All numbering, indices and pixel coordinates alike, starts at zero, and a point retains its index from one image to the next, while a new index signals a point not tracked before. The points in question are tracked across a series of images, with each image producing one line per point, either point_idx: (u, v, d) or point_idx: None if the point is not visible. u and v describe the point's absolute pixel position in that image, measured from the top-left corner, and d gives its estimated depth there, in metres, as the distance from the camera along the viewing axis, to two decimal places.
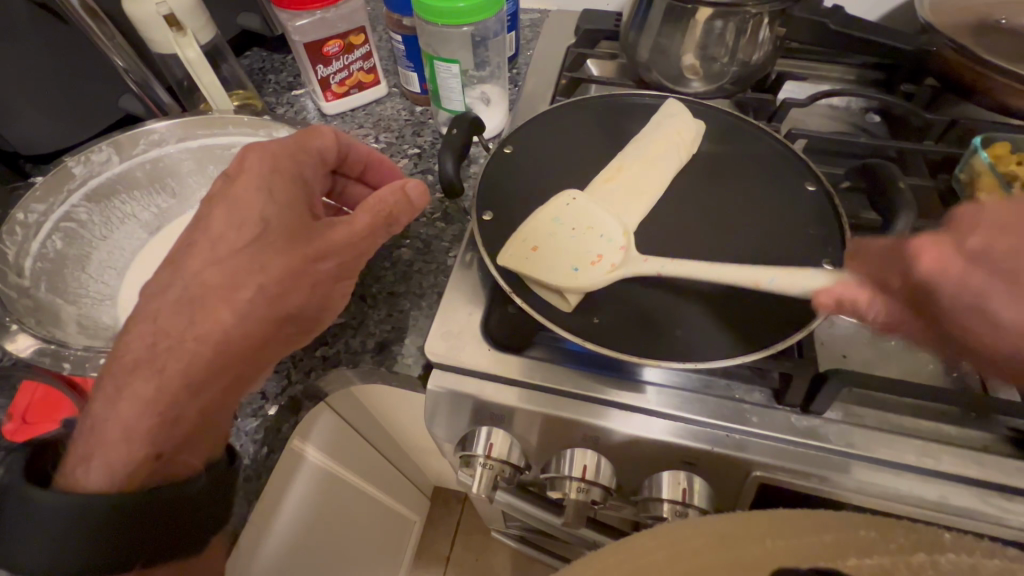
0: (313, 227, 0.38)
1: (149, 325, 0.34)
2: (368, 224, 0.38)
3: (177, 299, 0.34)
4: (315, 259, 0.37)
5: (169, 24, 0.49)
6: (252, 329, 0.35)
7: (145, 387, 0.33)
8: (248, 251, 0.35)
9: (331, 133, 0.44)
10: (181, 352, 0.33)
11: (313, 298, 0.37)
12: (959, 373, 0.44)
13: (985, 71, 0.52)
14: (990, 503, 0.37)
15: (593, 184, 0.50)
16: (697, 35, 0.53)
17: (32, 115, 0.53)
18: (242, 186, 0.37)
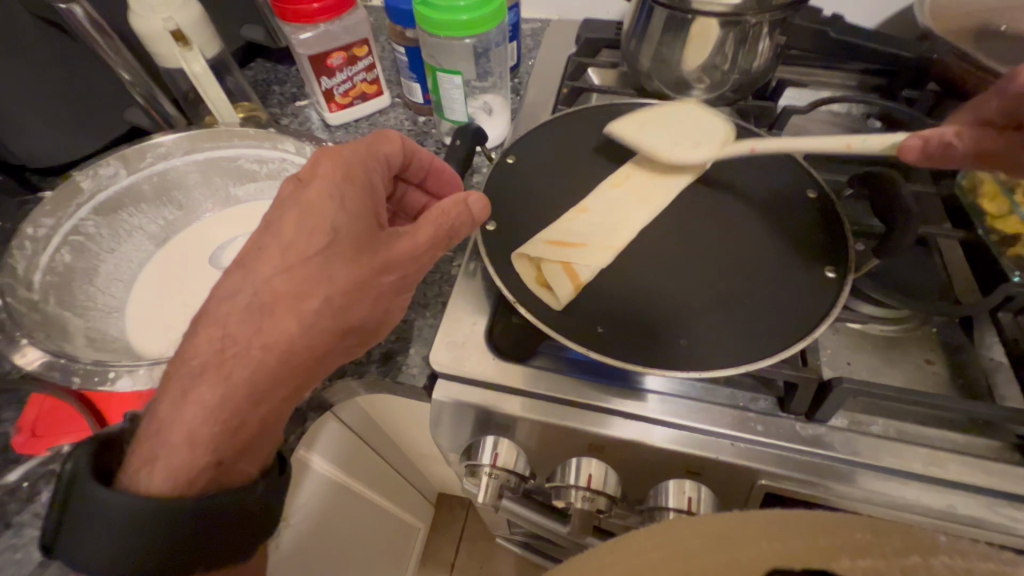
0: (380, 237, 0.37)
1: (218, 329, 0.34)
2: (431, 235, 0.38)
3: (245, 305, 0.34)
4: (381, 271, 0.36)
5: (176, 39, 0.49)
6: (316, 341, 0.34)
7: (213, 392, 0.33)
8: (316, 260, 0.34)
9: (399, 139, 0.44)
10: (251, 359, 0.33)
11: (374, 311, 0.37)
12: (965, 380, 0.44)
13: (985, 77, 0.52)
14: (1000, 512, 0.37)
15: (684, 137, 0.52)
16: (698, 44, 0.54)
17: (40, 130, 0.54)
18: (314, 189, 0.36)
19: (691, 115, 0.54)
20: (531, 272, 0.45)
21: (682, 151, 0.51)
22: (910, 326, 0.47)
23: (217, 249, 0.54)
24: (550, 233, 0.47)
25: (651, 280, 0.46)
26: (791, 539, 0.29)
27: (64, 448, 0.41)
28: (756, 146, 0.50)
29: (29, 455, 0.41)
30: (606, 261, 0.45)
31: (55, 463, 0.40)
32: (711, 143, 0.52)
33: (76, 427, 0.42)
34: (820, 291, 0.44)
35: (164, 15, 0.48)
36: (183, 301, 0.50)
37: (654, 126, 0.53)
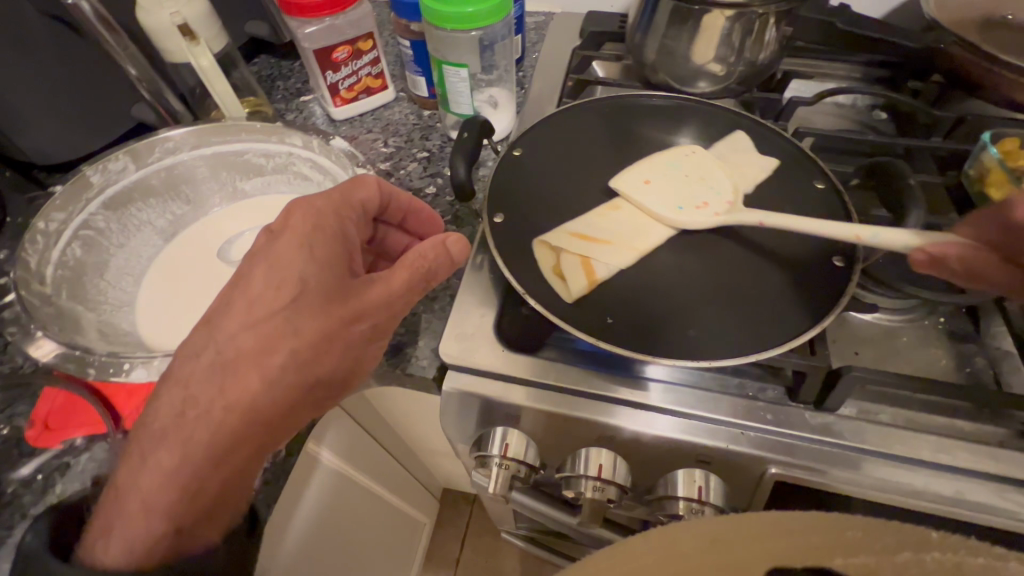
0: (348, 287, 0.37)
1: (183, 385, 0.35)
2: (406, 280, 0.38)
3: (211, 364, 0.35)
4: (351, 320, 0.37)
5: (184, 33, 0.49)
6: (281, 395, 0.35)
7: (173, 453, 0.33)
8: (280, 315, 0.35)
9: (374, 183, 0.44)
10: (213, 419, 0.34)
11: (343, 364, 0.37)
12: (972, 369, 0.44)
13: (992, 67, 0.53)
14: (1008, 498, 0.37)
15: (691, 195, 0.49)
16: (704, 35, 0.54)
17: (46, 125, 0.54)
18: (283, 244, 0.38)
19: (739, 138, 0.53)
20: (550, 259, 0.46)
21: (685, 215, 0.48)
22: (917, 316, 0.47)
23: (225, 244, 0.53)
24: (576, 225, 0.48)
25: (658, 272, 0.46)
26: (791, 539, 0.31)
27: (79, 442, 0.41)
28: (766, 219, 0.46)
29: (44, 447, 0.41)
30: (624, 263, 0.45)
31: (70, 457, 0.41)
32: (718, 202, 0.49)
33: (91, 419, 0.42)
34: (827, 281, 0.44)
35: (170, 9, 0.48)
36: (194, 298, 0.50)
37: (659, 175, 0.51)
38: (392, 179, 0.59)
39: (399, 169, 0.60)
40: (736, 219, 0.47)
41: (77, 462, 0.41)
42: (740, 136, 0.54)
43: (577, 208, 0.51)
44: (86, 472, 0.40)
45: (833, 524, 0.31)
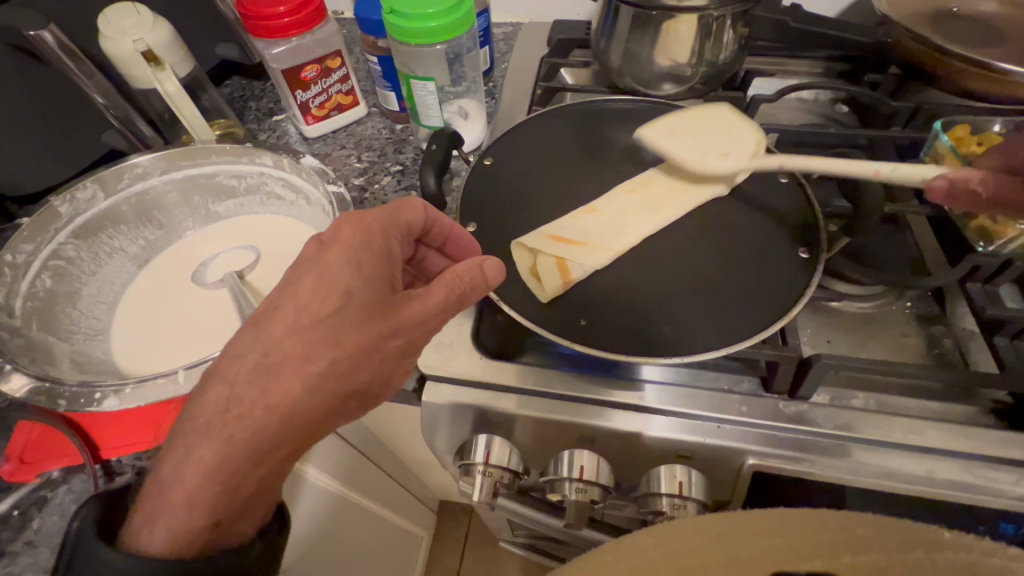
0: (390, 301, 0.35)
1: (225, 385, 0.33)
2: (443, 300, 0.35)
3: (260, 365, 0.33)
4: (389, 335, 0.34)
5: (148, 59, 0.50)
6: (320, 403, 0.33)
7: (218, 443, 0.32)
8: (325, 324, 0.33)
9: (422, 204, 0.41)
10: (255, 419, 0.32)
11: (380, 375, 0.35)
12: (940, 349, 0.45)
13: (943, 57, 0.54)
14: (979, 474, 0.38)
15: (713, 145, 0.52)
16: (665, 39, 0.55)
17: (13, 156, 0.54)
18: (332, 254, 0.35)
19: (727, 119, 0.53)
20: (527, 260, 0.46)
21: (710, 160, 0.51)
22: (885, 302, 0.48)
23: (201, 267, 0.53)
24: (553, 228, 0.48)
25: (632, 273, 0.47)
26: (794, 536, 0.33)
27: (56, 474, 0.41)
28: (786, 161, 0.48)
29: (21, 481, 0.41)
30: (599, 262, 0.46)
31: (48, 489, 0.41)
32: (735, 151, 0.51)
33: (67, 451, 0.41)
34: (794, 271, 0.45)
35: (133, 36, 0.48)
36: (170, 325, 0.49)
37: (685, 126, 0.53)
38: (367, 194, 0.59)
39: (373, 183, 0.60)
40: (760, 163, 0.49)
41: (54, 495, 0.40)
42: (722, 139, 0.54)
43: (549, 214, 0.52)
44: (64, 504, 0.40)
45: (843, 520, 0.33)
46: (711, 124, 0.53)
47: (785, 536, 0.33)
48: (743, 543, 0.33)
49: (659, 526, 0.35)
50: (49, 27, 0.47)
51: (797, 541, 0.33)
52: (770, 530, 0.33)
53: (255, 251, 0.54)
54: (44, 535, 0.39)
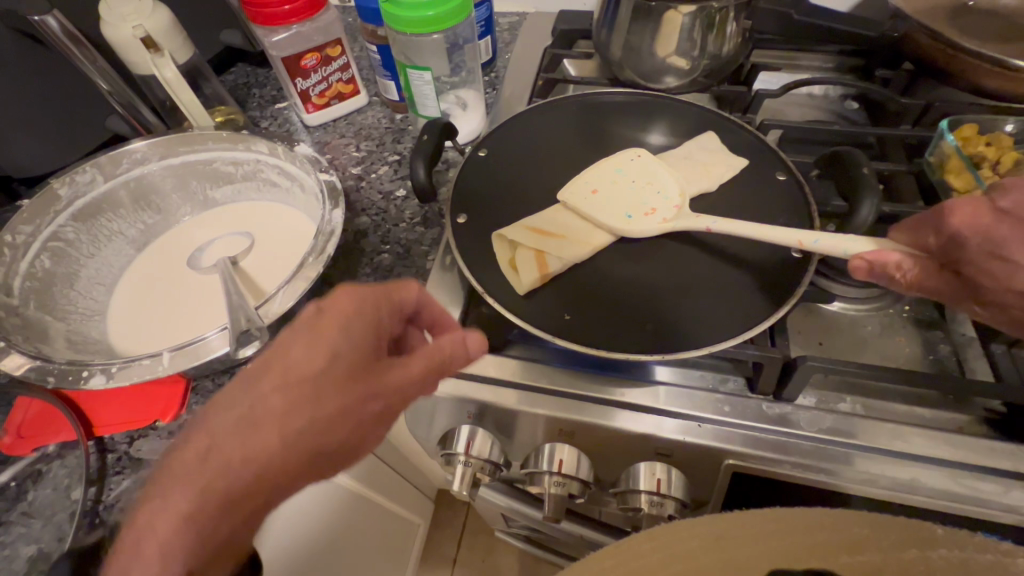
0: (376, 367, 0.33)
1: (198, 443, 0.29)
2: (423, 372, 0.34)
3: (238, 421, 0.30)
4: (370, 400, 0.32)
5: (146, 45, 0.49)
6: (292, 464, 0.30)
7: (180, 509, 0.28)
8: (308, 384, 0.30)
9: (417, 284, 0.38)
10: (225, 481, 0.29)
11: (355, 441, 0.32)
12: (936, 355, 0.44)
13: (956, 53, 0.52)
14: (966, 484, 0.37)
15: (638, 202, 0.50)
16: (665, 30, 0.54)
17: (18, 139, 0.55)
18: (322, 319, 0.32)
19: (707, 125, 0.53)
20: (507, 252, 0.47)
21: (637, 222, 0.48)
22: (883, 306, 0.47)
23: (196, 253, 0.54)
24: (533, 220, 0.48)
25: (620, 269, 0.46)
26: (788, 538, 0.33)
27: (51, 449, 0.43)
28: (712, 224, 0.46)
29: (19, 455, 0.42)
30: (578, 256, 0.46)
31: (43, 463, 0.42)
32: (666, 206, 0.49)
33: (62, 427, 0.43)
34: (786, 271, 0.44)
35: (132, 23, 0.49)
36: (164, 309, 0.50)
37: (609, 184, 0.51)
38: (364, 183, 0.59)
39: (370, 172, 0.60)
40: (686, 224, 0.47)
41: (48, 469, 0.42)
42: (710, 134, 0.54)
43: (542, 207, 0.51)
44: (57, 478, 0.41)
45: (841, 521, 0.33)
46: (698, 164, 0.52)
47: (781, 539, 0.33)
48: (743, 548, 0.33)
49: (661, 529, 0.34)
50: (53, 14, 0.48)
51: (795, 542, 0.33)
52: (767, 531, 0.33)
53: (249, 237, 0.54)
54: (39, 506, 0.40)
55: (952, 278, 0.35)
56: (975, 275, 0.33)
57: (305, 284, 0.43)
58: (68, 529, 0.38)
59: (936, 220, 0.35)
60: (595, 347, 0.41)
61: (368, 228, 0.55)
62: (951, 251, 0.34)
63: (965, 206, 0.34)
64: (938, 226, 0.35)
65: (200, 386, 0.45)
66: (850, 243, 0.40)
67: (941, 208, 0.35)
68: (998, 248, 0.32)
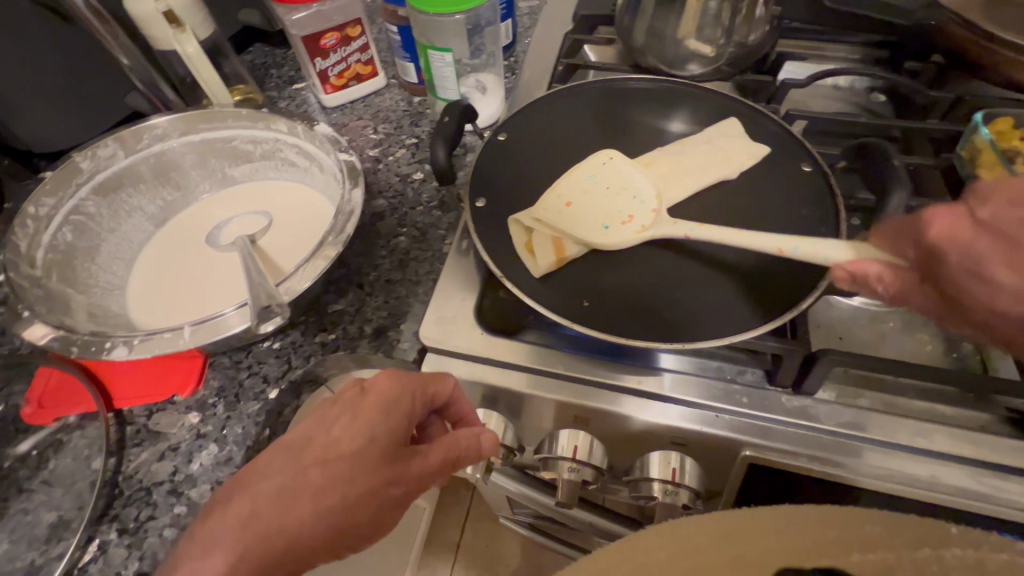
0: (401, 453, 0.35)
1: (243, 502, 0.32)
2: (443, 460, 0.37)
3: (278, 492, 0.32)
4: (391, 484, 0.34)
5: (168, 20, 0.50)
6: (319, 538, 0.32)
7: (219, 569, 0.30)
8: (346, 467, 0.33)
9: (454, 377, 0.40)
10: (264, 547, 0.31)
11: (374, 523, 0.34)
12: (959, 353, 0.43)
13: (990, 45, 0.51)
14: (984, 482, 0.37)
15: (613, 210, 0.48)
16: (691, 15, 0.53)
17: (41, 112, 0.55)
18: (364, 401, 0.35)
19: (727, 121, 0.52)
20: (523, 235, 0.46)
21: (614, 231, 0.47)
22: None
23: (214, 230, 0.54)
24: (551, 201, 0.48)
25: (639, 257, 0.46)
26: (802, 533, 0.32)
27: (72, 420, 0.43)
28: (690, 231, 0.46)
29: (40, 424, 0.43)
30: (595, 241, 0.46)
31: (64, 433, 0.43)
32: (644, 213, 0.48)
33: (81, 399, 0.44)
34: (809, 264, 0.44)
35: None
36: (182, 285, 0.50)
37: (580, 198, 0.49)
38: (381, 165, 0.59)
39: (387, 155, 0.60)
40: (666, 232, 0.46)
41: (69, 439, 0.42)
42: (734, 120, 0.53)
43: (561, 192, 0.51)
44: (78, 448, 0.42)
45: (854, 519, 0.32)
46: (724, 146, 0.51)
47: (787, 535, 0.32)
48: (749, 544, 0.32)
49: (664, 526, 0.33)
50: None
51: (805, 540, 0.31)
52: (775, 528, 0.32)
53: (266, 217, 0.54)
54: (60, 475, 0.41)
55: (933, 291, 0.34)
56: (954, 289, 0.33)
57: (324, 262, 0.42)
58: (88, 498, 0.39)
59: (916, 231, 0.35)
60: (613, 336, 0.40)
61: (385, 211, 0.55)
62: (929, 262, 0.34)
63: (942, 215, 0.33)
64: (919, 234, 0.35)
65: (218, 362, 0.45)
66: (831, 250, 0.40)
67: (923, 215, 0.35)
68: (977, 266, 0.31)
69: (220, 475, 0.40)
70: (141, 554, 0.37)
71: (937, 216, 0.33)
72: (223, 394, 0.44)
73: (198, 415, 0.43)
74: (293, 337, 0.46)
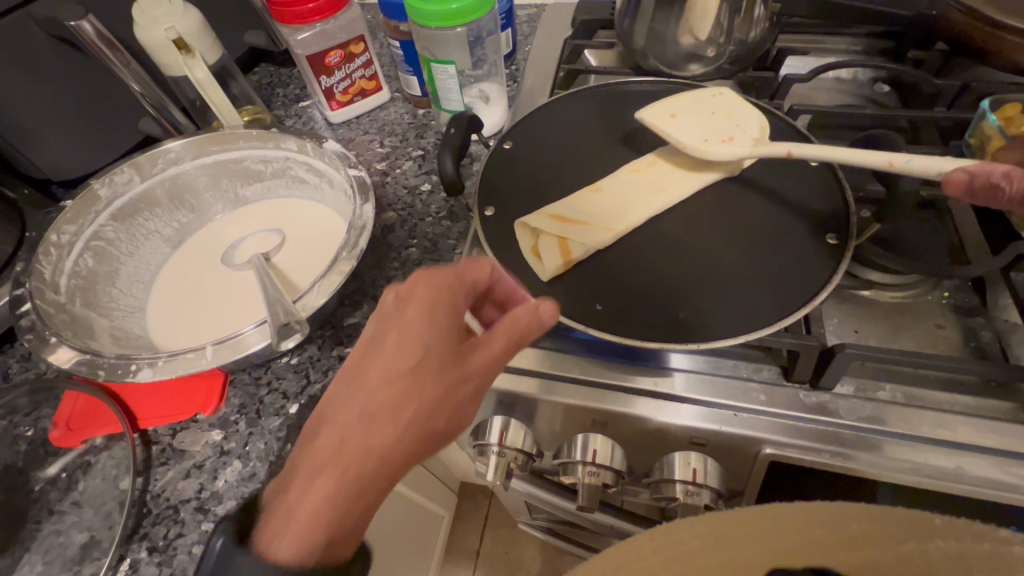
0: (462, 348, 0.34)
1: (330, 428, 0.31)
2: (506, 346, 0.34)
3: (351, 423, 0.31)
4: (464, 380, 0.33)
5: (179, 47, 0.52)
6: (417, 441, 0.32)
7: (326, 487, 0.30)
8: (407, 381, 0.32)
9: (489, 266, 0.38)
10: (358, 465, 0.30)
11: (457, 422, 0.33)
12: (978, 343, 0.43)
13: (993, 30, 0.51)
14: (1012, 472, 0.36)
15: (719, 129, 0.51)
16: (691, 17, 0.53)
17: (57, 142, 0.56)
18: (409, 312, 0.34)
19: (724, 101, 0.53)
20: (529, 240, 0.47)
21: (714, 145, 0.50)
22: (920, 291, 0.46)
23: (229, 249, 0.55)
24: (557, 208, 0.48)
25: (649, 259, 0.46)
26: (797, 534, 0.32)
27: (99, 442, 0.44)
28: (794, 147, 0.47)
29: (68, 447, 0.44)
30: (601, 242, 0.45)
31: (92, 454, 0.44)
32: (746, 137, 0.50)
33: (107, 420, 0.44)
34: (822, 259, 0.44)
35: (165, 25, 0.50)
36: (200, 304, 0.51)
37: (688, 111, 0.52)
38: (389, 178, 0.60)
39: (395, 168, 0.61)
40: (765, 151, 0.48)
41: (97, 460, 0.43)
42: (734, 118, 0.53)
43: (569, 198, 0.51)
44: (106, 469, 0.43)
45: (846, 516, 0.31)
46: None
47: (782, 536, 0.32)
48: (734, 546, 0.32)
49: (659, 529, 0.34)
50: (89, 18, 0.49)
51: (792, 540, 0.32)
52: (765, 530, 0.32)
53: (279, 234, 0.55)
54: (90, 496, 0.42)
55: None
56: None
57: (339, 277, 0.43)
58: (118, 518, 0.40)
59: None
60: (628, 339, 0.40)
61: (395, 222, 0.55)
62: None
63: None
64: None
65: (238, 379, 0.46)
66: (944, 162, 0.40)
67: None
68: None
69: (245, 491, 0.41)
70: (171, 572, 0.38)
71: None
72: (244, 411, 0.44)
73: (221, 432, 0.44)
74: (311, 352, 0.47)
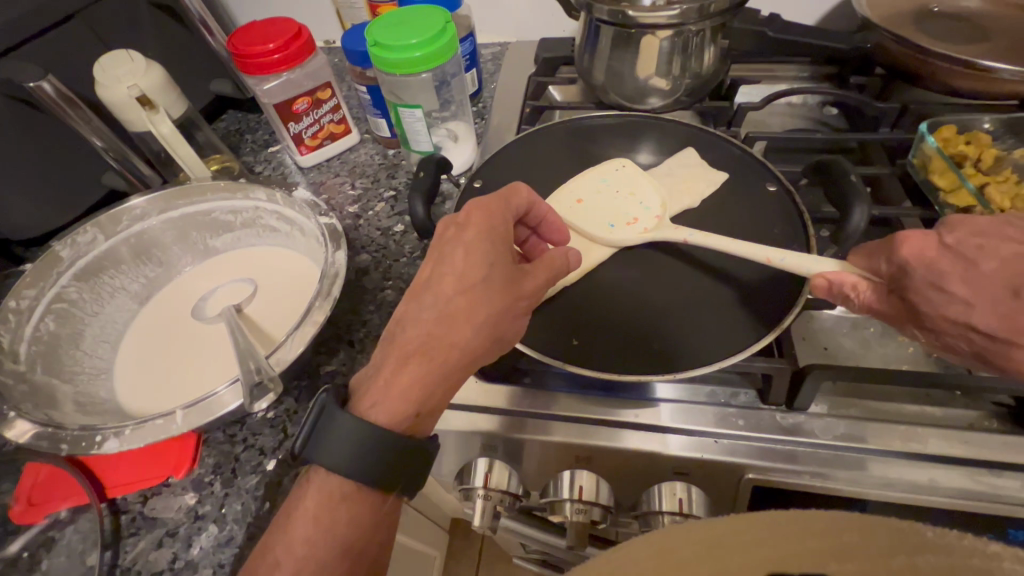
0: (517, 270, 0.40)
1: (415, 327, 0.38)
2: (549, 277, 0.41)
3: (431, 323, 0.38)
4: (521, 297, 0.39)
5: (141, 104, 0.51)
6: (483, 344, 0.38)
7: (415, 371, 0.36)
8: (478, 290, 0.38)
9: (526, 192, 0.44)
10: (440, 353, 0.37)
11: (514, 332, 0.39)
12: (940, 353, 0.45)
13: (925, 58, 0.54)
14: (983, 481, 0.37)
15: (621, 211, 0.51)
16: (646, 56, 0.56)
17: (15, 202, 0.55)
18: (471, 235, 0.40)
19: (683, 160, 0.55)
20: None
21: (628, 217, 0.50)
22: None
23: (200, 302, 0.54)
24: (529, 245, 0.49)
25: (621, 291, 0.47)
26: None
27: (63, 515, 0.42)
28: (688, 236, 0.47)
29: (30, 523, 0.42)
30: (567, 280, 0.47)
31: (55, 530, 0.41)
32: (647, 217, 0.50)
33: (72, 491, 0.43)
34: (787, 283, 0.45)
35: (127, 83, 0.51)
36: (171, 361, 0.50)
37: (592, 194, 0.53)
38: (361, 221, 0.60)
39: (367, 210, 0.61)
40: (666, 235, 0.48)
41: (61, 536, 0.41)
42: (691, 150, 0.55)
43: None
44: (71, 545, 0.41)
45: None
46: (690, 171, 0.54)
47: None
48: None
49: None
50: (49, 78, 0.49)
51: None
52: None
53: (252, 284, 0.55)
54: None
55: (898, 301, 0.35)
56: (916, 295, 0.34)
57: (314, 328, 0.43)
58: None
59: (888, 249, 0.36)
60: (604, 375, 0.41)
61: (369, 265, 0.55)
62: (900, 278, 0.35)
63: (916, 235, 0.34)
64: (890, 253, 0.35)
65: (211, 438, 0.45)
66: (814, 263, 0.41)
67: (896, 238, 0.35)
68: (939, 280, 0.33)
69: (221, 558, 0.39)
70: None
71: (909, 236, 0.34)
72: (219, 471, 0.43)
73: (195, 496, 0.42)
74: (288, 404, 0.46)
